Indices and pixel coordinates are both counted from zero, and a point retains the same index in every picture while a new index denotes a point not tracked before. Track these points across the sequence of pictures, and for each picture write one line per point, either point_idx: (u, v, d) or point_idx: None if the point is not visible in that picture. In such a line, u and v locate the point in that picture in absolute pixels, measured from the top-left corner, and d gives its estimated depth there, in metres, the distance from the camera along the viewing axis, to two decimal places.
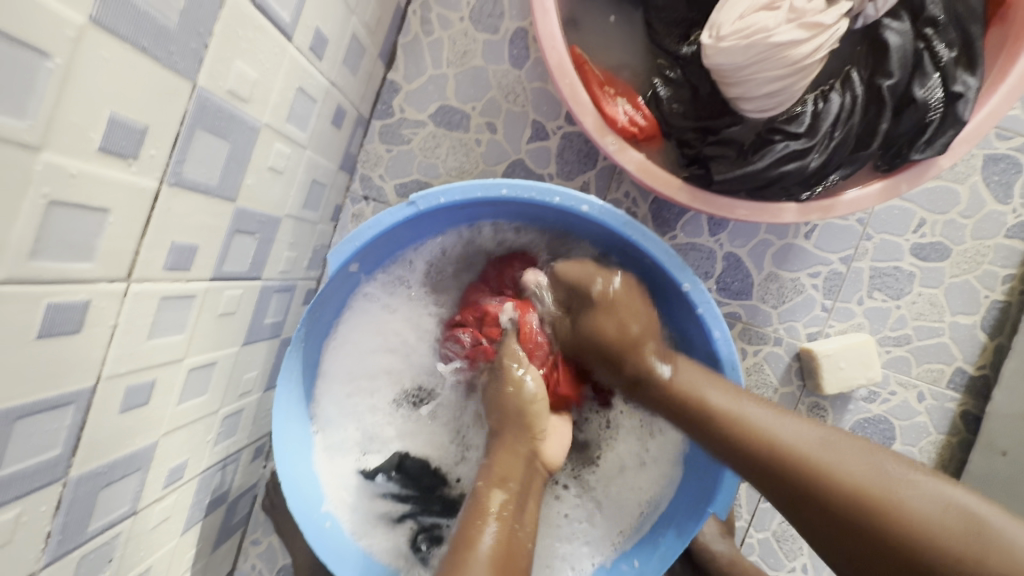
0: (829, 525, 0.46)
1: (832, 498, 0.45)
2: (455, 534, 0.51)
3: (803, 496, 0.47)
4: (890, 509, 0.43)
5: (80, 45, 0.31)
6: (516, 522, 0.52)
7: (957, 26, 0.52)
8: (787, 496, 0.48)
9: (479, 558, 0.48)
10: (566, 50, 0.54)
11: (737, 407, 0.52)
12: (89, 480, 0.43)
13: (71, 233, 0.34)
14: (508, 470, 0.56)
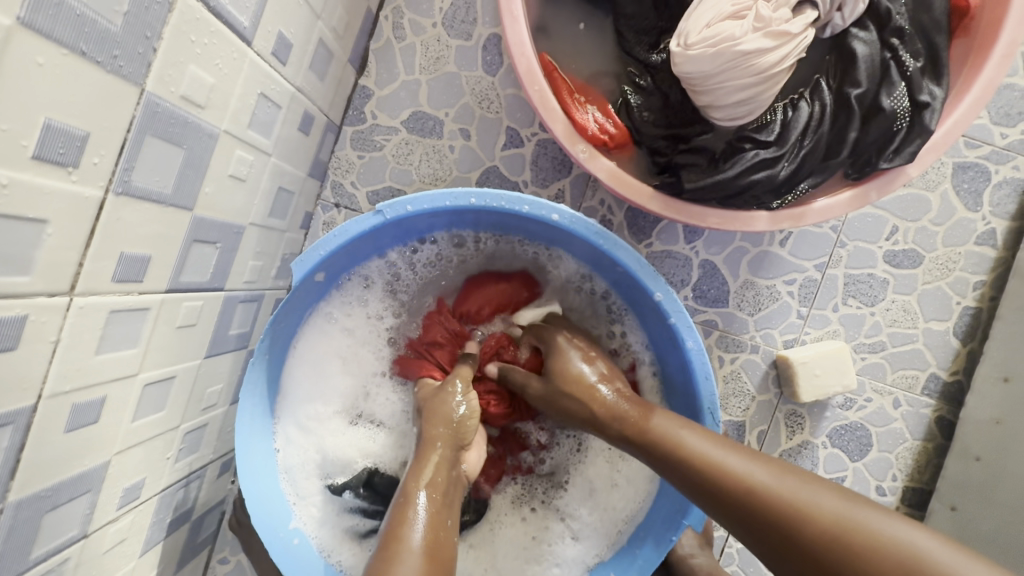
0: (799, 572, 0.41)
1: (826, 562, 0.39)
2: (383, 533, 0.48)
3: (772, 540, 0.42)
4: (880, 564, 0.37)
5: (9, 49, 0.29)
6: (446, 519, 0.50)
7: (921, 38, 0.53)
8: (773, 552, 0.42)
9: (411, 550, 0.45)
10: (535, 58, 0.53)
11: (712, 452, 0.47)
12: (29, 504, 0.40)
13: (5, 246, 0.33)
14: (434, 472, 0.54)
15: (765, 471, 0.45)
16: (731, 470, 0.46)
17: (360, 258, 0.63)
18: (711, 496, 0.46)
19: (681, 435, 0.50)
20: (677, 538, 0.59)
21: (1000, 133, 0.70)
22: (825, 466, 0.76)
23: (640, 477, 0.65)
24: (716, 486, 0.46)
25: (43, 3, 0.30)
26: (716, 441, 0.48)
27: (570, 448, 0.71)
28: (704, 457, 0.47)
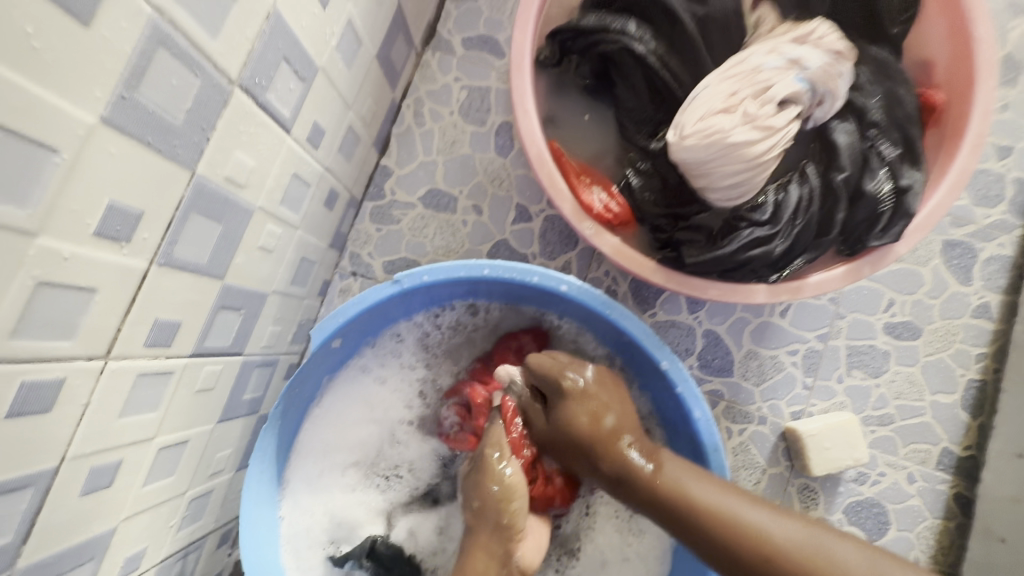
0: None
1: None
2: None
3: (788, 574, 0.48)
4: None
5: (89, 142, 0.33)
6: None
7: (897, 130, 0.58)
8: None
9: None
10: (544, 144, 0.59)
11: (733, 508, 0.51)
12: (34, 572, 0.40)
13: (58, 312, 0.35)
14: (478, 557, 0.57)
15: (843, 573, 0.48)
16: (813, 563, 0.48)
17: (383, 324, 0.65)
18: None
19: (747, 516, 0.51)
20: None
21: (981, 213, 0.75)
22: None
23: (652, 552, 0.63)
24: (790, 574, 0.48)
25: (123, 104, 0.34)
26: (780, 520, 0.51)
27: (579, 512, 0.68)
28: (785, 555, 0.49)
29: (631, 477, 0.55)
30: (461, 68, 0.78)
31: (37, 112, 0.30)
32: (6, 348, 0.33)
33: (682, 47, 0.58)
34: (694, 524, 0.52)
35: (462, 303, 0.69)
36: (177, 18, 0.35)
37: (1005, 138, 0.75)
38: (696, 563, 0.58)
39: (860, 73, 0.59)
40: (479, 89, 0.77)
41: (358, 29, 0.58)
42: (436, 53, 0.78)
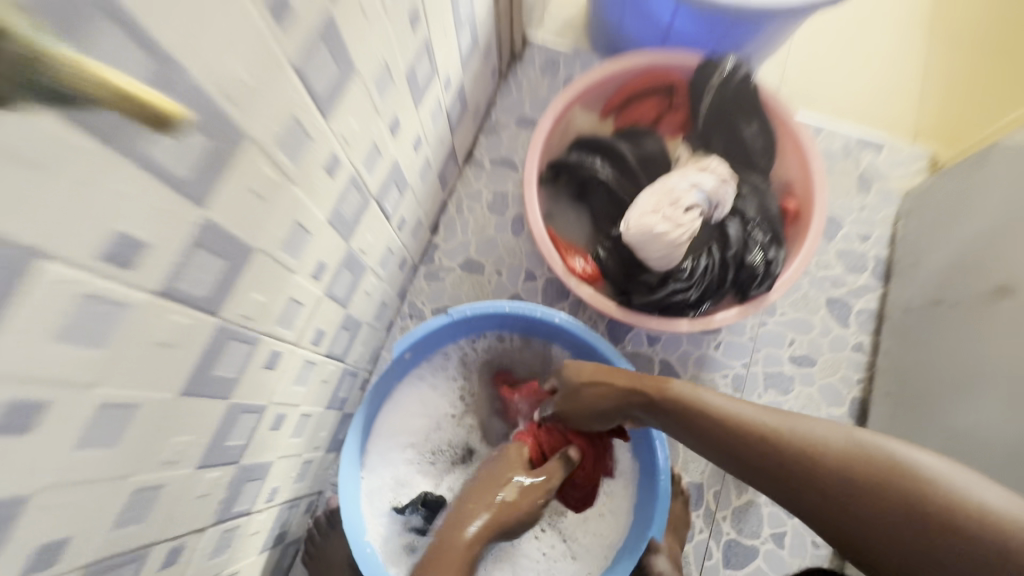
0: (822, 469, 0.59)
1: (835, 462, 0.59)
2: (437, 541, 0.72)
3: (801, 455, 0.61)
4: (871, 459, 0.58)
5: (323, 230, 0.66)
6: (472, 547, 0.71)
7: (767, 225, 0.92)
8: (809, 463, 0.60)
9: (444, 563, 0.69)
10: (544, 229, 0.93)
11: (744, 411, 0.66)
12: (243, 472, 0.69)
13: (291, 315, 0.66)
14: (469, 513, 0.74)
15: (840, 454, 0.59)
16: (814, 444, 0.61)
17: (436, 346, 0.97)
18: (786, 460, 0.61)
19: (754, 417, 0.65)
20: (643, 548, 0.84)
21: (850, 279, 1.07)
22: (769, 523, 0.98)
23: (620, 509, 0.90)
24: (795, 451, 0.61)
25: (337, 212, 0.68)
26: (774, 414, 0.65)
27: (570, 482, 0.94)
28: (791, 436, 0.62)
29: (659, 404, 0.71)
30: (489, 178, 1.14)
31: (313, 218, 0.63)
32: (274, 330, 0.64)
33: (630, 175, 0.95)
34: (714, 427, 0.66)
35: (492, 334, 0.99)
36: (360, 170, 0.70)
37: (863, 228, 1.10)
38: (648, 508, 0.85)
39: (741, 190, 0.94)
40: (501, 191, 1.14)
41: (430, 160, 0.95)
42: (472, 167, 1.15)
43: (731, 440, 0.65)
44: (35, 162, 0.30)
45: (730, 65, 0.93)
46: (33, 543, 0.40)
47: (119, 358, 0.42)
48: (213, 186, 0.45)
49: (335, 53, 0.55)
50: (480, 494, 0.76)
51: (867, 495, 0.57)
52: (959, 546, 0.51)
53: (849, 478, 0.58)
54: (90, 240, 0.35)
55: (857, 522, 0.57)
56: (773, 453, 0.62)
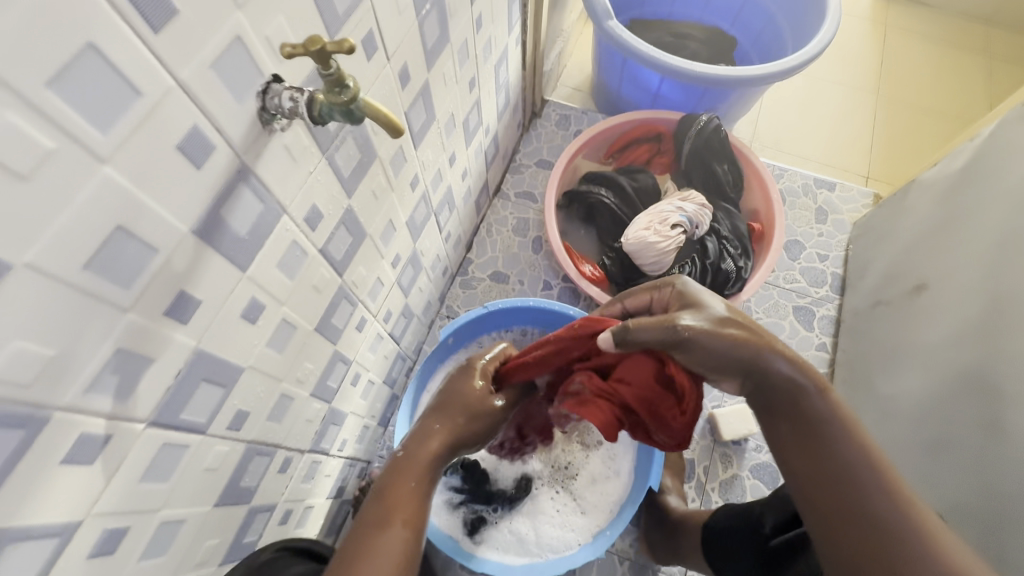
0: (869, 471, 0.62)
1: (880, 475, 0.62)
2: (386, 471, 0.71)
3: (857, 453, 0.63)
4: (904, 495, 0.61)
5: (403, 229, 0.90)
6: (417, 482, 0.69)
7: (737, 241, 1.17)
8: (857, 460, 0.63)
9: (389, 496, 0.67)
10: (561, 242, 1.17)
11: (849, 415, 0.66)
12: (331, 414, 0.88)
13: (375, 292, 0.89)
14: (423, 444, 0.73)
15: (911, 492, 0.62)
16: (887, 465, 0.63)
17: (472, 336, 1.19)
18: (857, 463, 0.63)
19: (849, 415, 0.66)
20: (641, 497, 1.03)
21: (812, 291, 1.31)
22: (752, 493, 1.14)
23: (624, 471, 1.09)
24: (864, 458, 0.63)
25: (412, 217, 0.93)
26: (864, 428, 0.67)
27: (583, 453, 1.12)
28: (868, 445, 0.64)
29: (767, 363, 0.67)
30: (513, 207, 1.40)
31: (399, 218, 0.87)
32: (365, 300, 0.86)
33: (628, 203, 1.20)
34: (816, 406, 0.66)
35: (518, 329, 1.21)
36: (428, 189, 0.95)
37: (820, 251, 1.35)
38: (647, 466, 1.04)
39: (717, 215, 1.20)
40: (523, 218, 1.39)
41: (470, 189, 1.20)
42: (500, 199, 1.41)
43: (815, 418, 0.66)
44: (296, 157, 0.54)
45: (704, 120, 1.21)
46: (235, 406, 0.60)
47: (296, 290, 0.64)
48: (356, 184, 0.69)
49: (426, 106, 0.81)
50: (440, 416, 0.76)
51: (908, 525, 0.59)
52: None
53: (900, 511, 0.60)
54: (303, 207, 0.59)
55: (881, 540, 0.59)
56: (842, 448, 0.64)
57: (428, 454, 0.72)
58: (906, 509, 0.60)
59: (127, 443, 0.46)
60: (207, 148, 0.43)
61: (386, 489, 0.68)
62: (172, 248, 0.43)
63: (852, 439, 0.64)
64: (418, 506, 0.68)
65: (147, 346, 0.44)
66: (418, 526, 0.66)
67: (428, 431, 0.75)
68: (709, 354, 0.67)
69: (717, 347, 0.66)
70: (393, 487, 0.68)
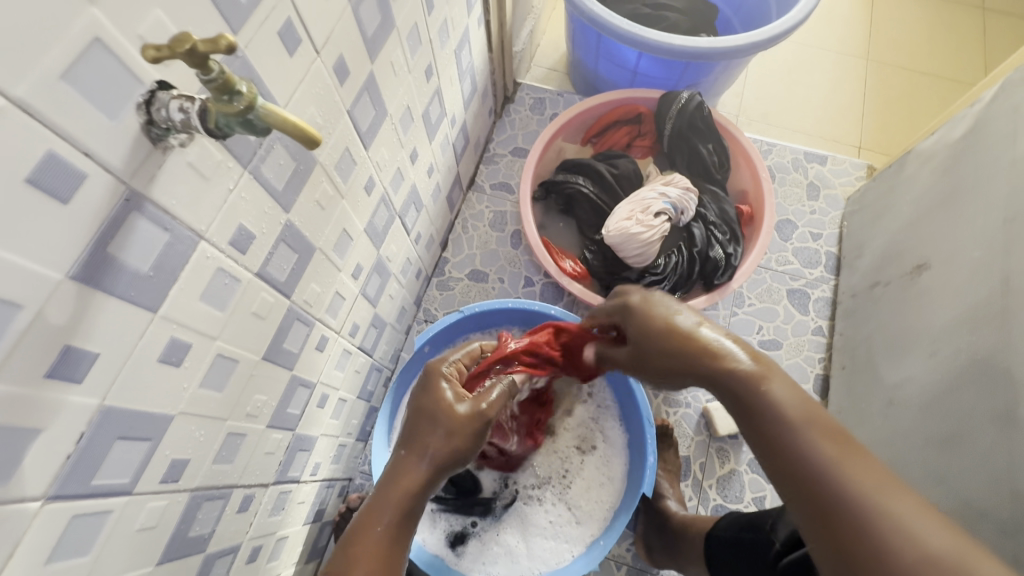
0: (820, 476, 0.53)
1: (837, 480, 0.52)
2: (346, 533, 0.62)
3: (804, 455, 0.54)
4: (875, 504, 0.50)
5: (361, 237, 0.83)
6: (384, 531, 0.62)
7: (725, 226, 1.11)
8: (804, 462, 0.54)
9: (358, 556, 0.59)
10: (539, 237, 1.10)
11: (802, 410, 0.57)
12: (296, 440, 0.82)
13: (336, 308, 0.82)
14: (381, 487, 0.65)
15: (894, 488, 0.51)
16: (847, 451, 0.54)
17: (451, 340, 1.12)
18: (810, 454, 0.54)
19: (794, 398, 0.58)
20: (636, 504, 0.97)
21: (806, 272, 1.25)
22: (750, 488, 1.10)
23: (617, 474, 1.04)
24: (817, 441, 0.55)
25: (372, 224, 0.85)
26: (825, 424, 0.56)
27: (577, 455, 1.06)
28: (827, 435, 0.55)
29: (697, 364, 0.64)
30: (489, 200, 1.33)
31: (355, 226, 0.80)
32: (324, 317, 0.79)
33: (607, 190, 1.13)
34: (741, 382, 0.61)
35: (500, 330, 1.15)
36: (388, 191, 0.88)
37: (813, 229, 1.29)
38: (640, 470, 1.00)
39: (703, 199, 1.14)
40: (500, 211, 1.32)
41: (440, 184, 1.13)
42: (474, 192, 1.33)
43: (760, 413, 0.58)
44: (208, 175, 0.47)
45: (685, 97, 1.13)
46: (168, 457, 0.54)
47: (231, 321, 0.57)
48: (295, 197, 0.61)
49: (374, 101, 0.73)
50: (406, 440, 0.69)
51: (869, 522, 0.49)
52: None
53: (862, 519, 0.50)
54: (226, 231, 0.52)
55: (847, 543, 0.50)
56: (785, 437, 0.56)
57: (394, 499, 0.63)
58: (872, 520, 0.49)
59: (19, 527, 0.39)
60: (75, 178, 0.36)
61: (353, 538, 0.61)
62: (44, 301, 0.36)
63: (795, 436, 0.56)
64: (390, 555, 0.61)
65: (27, 416, 0.37)
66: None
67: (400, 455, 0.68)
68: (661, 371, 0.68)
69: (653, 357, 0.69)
70: (359, 533, 0.61)
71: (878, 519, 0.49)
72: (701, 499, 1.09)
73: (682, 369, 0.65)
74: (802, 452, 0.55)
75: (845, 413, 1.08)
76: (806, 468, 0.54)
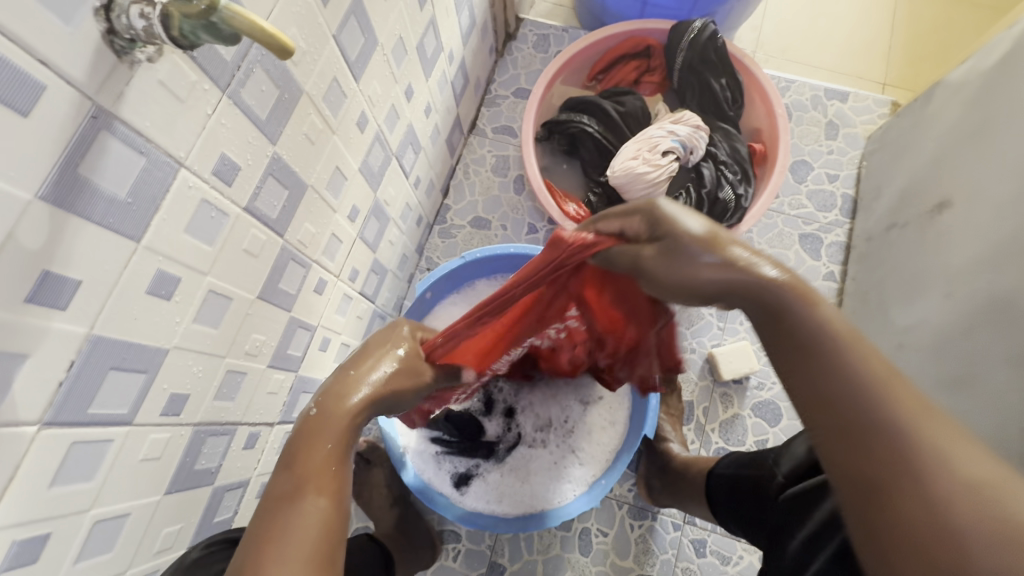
0: (866, 410, 0.41)
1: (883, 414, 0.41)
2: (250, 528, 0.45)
3: (851, 386, 0.42)
4: (933, 444, 0.39)
5: (355, 179, 0.80)
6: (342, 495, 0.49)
7: (737, 165, 1.06)
8: (848, 394, 0.42)
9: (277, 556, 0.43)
10: (542, 181, 1.07)
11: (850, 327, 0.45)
12: (300, 383, 0.83)
13: (332, 251, 0.81)
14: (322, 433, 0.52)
15: (982, 456, 0.39)
16: (922, 409, 0.41)
17: (455, 285, 1.11)
18: (855, 382, 0.42)
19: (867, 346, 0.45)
20: (639, 444, 0.98)
21: (821, 216, 1.20)
22: (753, 431, 1.10)
23: (618, 416, 1.05)
24: (882, 390, 0.42)
25: (366, 165, 0.83)
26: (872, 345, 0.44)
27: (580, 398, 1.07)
28: (874, 356, 0.44)
29: (745, 277, 0.48)
30: (491, 144, 1.28)
31: (348, 167, 0.77)
32: (321, 260, 0.78)
33: (613, 129, 1.08)
34: (800, 321, 0.46)
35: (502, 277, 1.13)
36: (382, 129, 0.84)
37: (830, 170, 1.23)
38: (643, 412, 1.00)
39: (714, 137, 1.08)
40: (503, 156, 1.27)
41: (438, 126, 1.08)
42: (476, 137, 1.29)
43: (800, 333, 0.46)
44: (181, 96, 0.44)
45: (698, 27, 1.06)
46: (167, 391, 0.54)
47: (221, 256, 0.56)
48: (280, 127, 0.59)
49: (362, 27, 0.69)
50: (356, 363, 0.59)
51: (920, 461, 0.39)
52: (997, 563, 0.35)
53: (915, 455, 0.39)
54: (207, 159, 0.50)
55: (893, 487, 0.39)
56: (845, 384, 0.43)
57: (339, 421, 0.53)
58: (936, 460, 0.39)
59: (18, 451, 0.40)
60: (32, 89, 0.34)
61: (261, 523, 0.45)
62: (14, 221, 0.35)
63: (842, 360, 0.44)
64: (342, 473, 0.51)
65: (11, 341, 0.37)
66: (342, 505, 0.49)
67: (347, 378, 0.57)
68: (684, 291, 0.53)
69: (667, 280, 0.53)
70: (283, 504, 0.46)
71: (940, 456, 0.39)
72: (703, 443, 1.10)
73: (721, 278, 0.50)
74: (847, 380, 0.43)
75: None
76: (852, 399, 0.42)
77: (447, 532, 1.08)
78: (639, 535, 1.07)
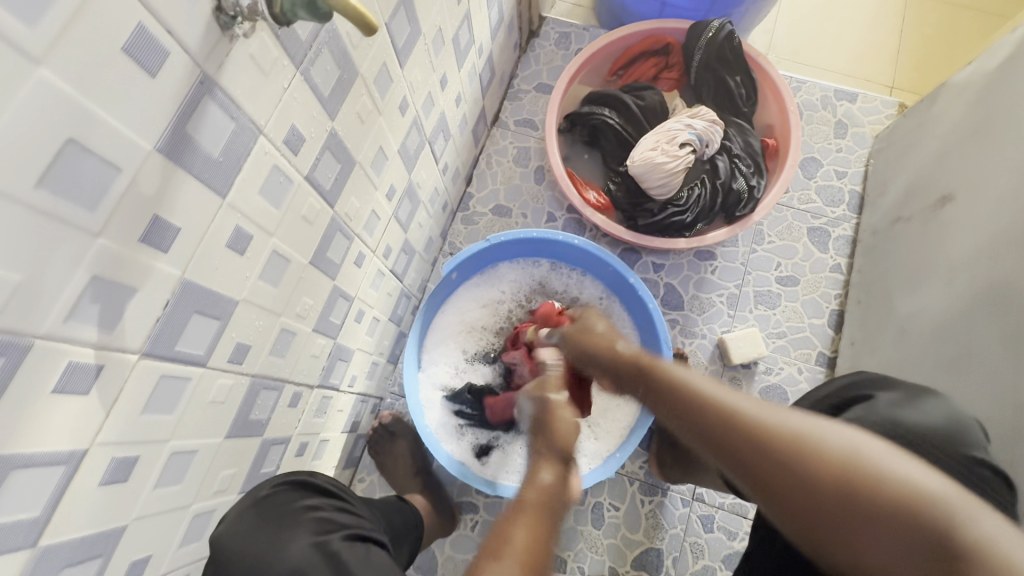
0: (743, 442, 0.54)
1: (754, 443, 0.54)
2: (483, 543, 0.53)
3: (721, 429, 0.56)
4: (796, 451, 0.51)
5: (394, 159, 0.86)
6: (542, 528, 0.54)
7: (750, 159, 1.11)
8: (725, 439, 0.56)
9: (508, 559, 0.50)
10: (564, 169, 1.12)
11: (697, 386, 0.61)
12: (337, 350, 0.89)
13: (371, 227, 0.86)
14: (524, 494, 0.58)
15: (835, 444, 0.51)
16: (777, 427, 0.54)
17: (478, 268, 1.17)
18: (719, 424, 0.56)
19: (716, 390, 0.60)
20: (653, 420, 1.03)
21: (829, 211, 1.25)
22: None
23: (632, 395, 1.10)
24: (739, 423, 0.55)
25: (404, 147, 0.88)
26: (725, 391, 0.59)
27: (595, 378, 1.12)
28: (723, 401, 0.58)
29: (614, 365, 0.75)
30: (513, 136, 1.34)
31: (390, 148, 0.83)
32: (361, 234, 0.83)
33: (633, 122, 1.13)
34: (660, 389, 0.65)
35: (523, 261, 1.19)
36: (419, 115, 0.90)
37: (839, 167, 1.28)
38: None
39: (728, 131, 1.14)
40: (524, 147, 1.33)
41: (466, 116, 1.14)
42: (499, 128, 1.34)
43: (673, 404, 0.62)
44: (265, 69, 0.50)
45: (716, 26, 1.11)
46: (234, 340, 0.60)
47: (285, 220, 0.61)
48: (338, 105, 0.64)
49: (409, 17, 0.74)
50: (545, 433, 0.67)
51: (801, 473, 0.50)
52: (895, 521, 0.46)
53: (796, 468, 0.51)
54: (281, 129, 0.55)
55: (803, 504, 0.50)
56: (723, 431, 0.56)
57: (543, 486, 0.59)
58: (812, 464, 0.50)
59: (123, 375, 0.45)
60: (160, 54, 0.39)
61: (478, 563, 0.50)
62: (137, 167, 0.40)
63: (703, 412, 0.58)
64: (552, 522, 0.55)
65: (126, 274, 0.43)
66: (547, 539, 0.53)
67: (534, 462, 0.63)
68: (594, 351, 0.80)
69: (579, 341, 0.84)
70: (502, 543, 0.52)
71: (811, 457, 0.50)
72: None
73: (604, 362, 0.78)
74: (716, 424, 0.57)
75: (858, 344, 1.11)
76: (728, 440, 0.55)
77: (466, 503, 1.13)
78: (649, 510, 1.11)
